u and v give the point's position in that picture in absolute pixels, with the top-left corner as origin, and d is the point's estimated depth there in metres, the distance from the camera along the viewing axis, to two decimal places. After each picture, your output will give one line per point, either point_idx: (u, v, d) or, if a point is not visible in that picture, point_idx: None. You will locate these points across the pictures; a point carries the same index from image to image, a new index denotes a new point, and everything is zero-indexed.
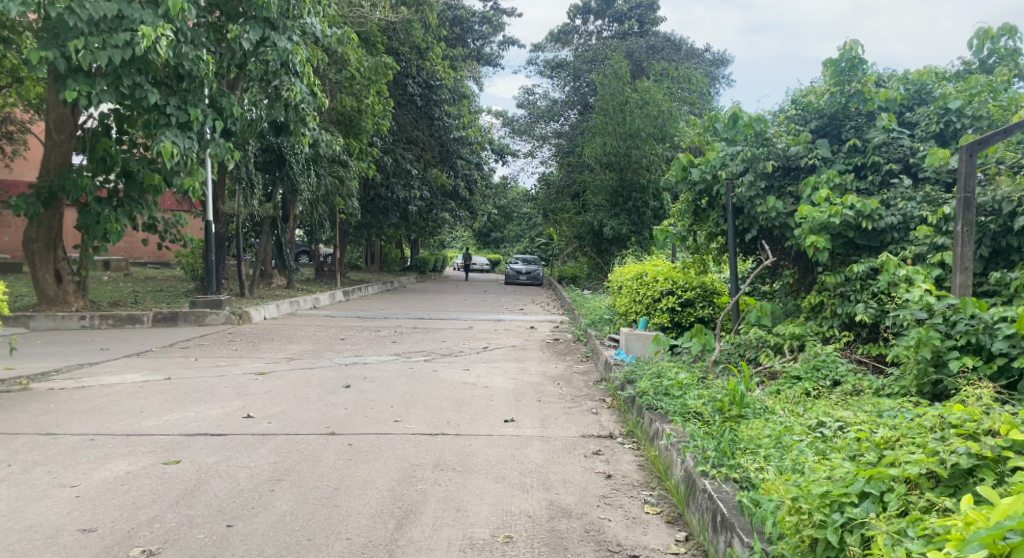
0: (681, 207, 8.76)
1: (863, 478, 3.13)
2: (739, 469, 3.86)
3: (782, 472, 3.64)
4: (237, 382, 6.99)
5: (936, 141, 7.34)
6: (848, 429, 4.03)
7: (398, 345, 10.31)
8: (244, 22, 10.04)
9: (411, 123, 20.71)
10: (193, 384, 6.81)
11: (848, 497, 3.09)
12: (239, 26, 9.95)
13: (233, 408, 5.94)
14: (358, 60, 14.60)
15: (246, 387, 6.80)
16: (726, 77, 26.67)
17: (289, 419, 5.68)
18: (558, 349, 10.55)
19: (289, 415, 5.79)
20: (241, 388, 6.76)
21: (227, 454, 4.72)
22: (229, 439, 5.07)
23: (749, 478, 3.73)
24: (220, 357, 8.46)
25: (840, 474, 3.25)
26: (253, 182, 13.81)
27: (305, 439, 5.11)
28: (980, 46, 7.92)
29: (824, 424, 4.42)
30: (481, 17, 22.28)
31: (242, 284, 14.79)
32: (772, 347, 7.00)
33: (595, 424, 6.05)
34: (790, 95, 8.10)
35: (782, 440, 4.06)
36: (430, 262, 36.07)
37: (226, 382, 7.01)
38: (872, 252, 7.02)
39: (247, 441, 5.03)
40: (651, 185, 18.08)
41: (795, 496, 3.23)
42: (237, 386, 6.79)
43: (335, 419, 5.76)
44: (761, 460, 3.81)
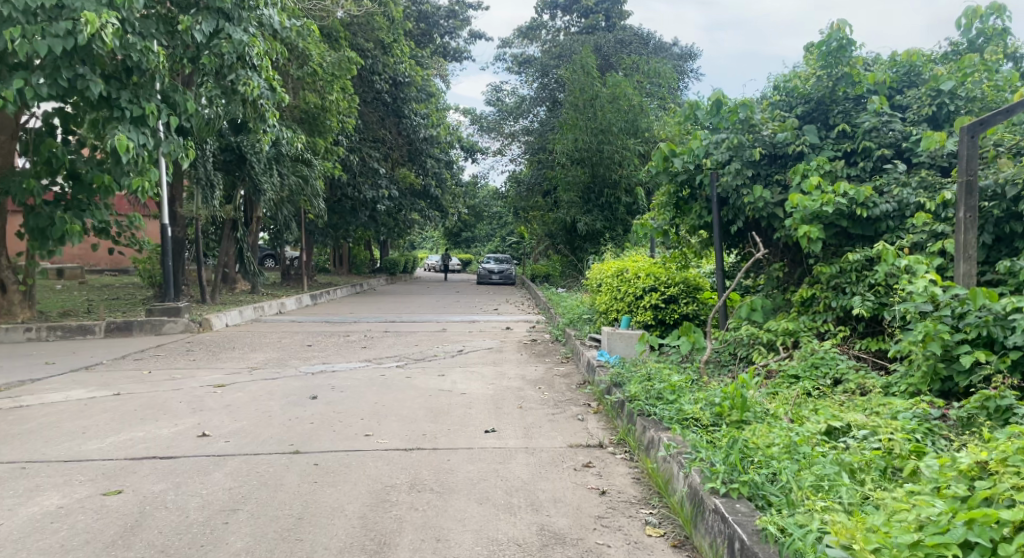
0: (661, 200, 8.35)
1: (962, 523, 2.70)
2: (766, 496, 3.44)
3: (831, 501, 3.21)
4: (193, 396, 6.46)
5: (929, 124, 7.01)
6: (884, 447, 3.64)
7: (369, 351, 9.81)
8: (196, 12, 9.52)
9: (377, 121, 20.15)
10: (145, 400, 6.27)
11: (948, 549, 2.65)
12: (190, 17, 9.41)
13: (186, 426, 5.42)
14: (320, 55, 13.99)
15: (202, 401, 6.26)
16: (694, 72, 26.41)
17: (248, 436, 5.17)
18: (536, 351, 10.12)
19: (249, 432, 5.28)
20: (197, 403, 6.22)
21: (175, 481, 4.20)
22: (179, 462, 4.55)
23: (772, 503, 3.35)
24: (176, 368, 7.90)
25: (925, 515, 2.81)
26: (214, 182, 13.21)
27: (265, 460, 4.60)
28: (969, 25, 7.62)
29: (848, 439, 4.03)
30: (447, 11, 21.72)
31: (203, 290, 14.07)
32: (764, 344, 6.62)
33: (582, 432, 5.63)
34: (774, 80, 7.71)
35: (806, 454, 3.67)
36: (401, 263, 35.48)
37: (181, 396, 6.47)
38: (866, 242, 6.69)
39: (199, 464, 4.51)
40: (623, 181, 17.70)
41: (875, 545, 2.78)
42: (191, 401, 6.25)
43: (301, 434, 5.26)
44: (793, 484, 3.38)
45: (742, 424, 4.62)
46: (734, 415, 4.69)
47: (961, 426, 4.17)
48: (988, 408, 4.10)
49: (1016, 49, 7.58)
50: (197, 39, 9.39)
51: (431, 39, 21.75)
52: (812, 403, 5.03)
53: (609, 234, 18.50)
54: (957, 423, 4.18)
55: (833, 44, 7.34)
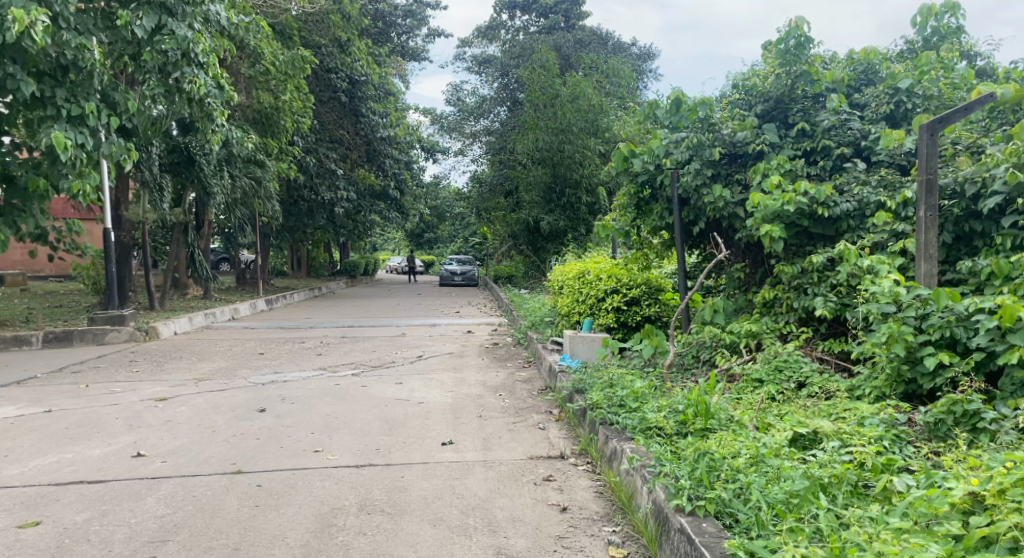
0: (622, 201, 8.20)
1: None
2: (736, 514, 3.33)
3: (811, 528, 3.08)
4: (132, 411, 6.14)
5: (887, 122, 6.95)
6: (856, 460, 3.54)
7: (324, 358, 9.52)
8: (137, 8, 9.17)
9: (335, 121, 19.79)
10: (79, 417, 5.93)
11: None
12: (130, 11, 9.10)
13: (121, 445, 5.12)
14: (272, 53, 13.75)
15: (141, 417, 5.95)
16: (654, 72, 26.45)
17: (188, 455, 4.90)
18: (497, 355, 9.93)
19: (189, 450, 5.00)
20: (135, 419, 5.91)
21: (102, 509, 3.93)
22: (109, 486, 4.27)
23: (746, 527, 3.22)
24: (117, 381, 7.54)
25: None
26: (163, 185, 12.86)
27: (204, 482, 4.34)
28: (924, 23, 7.59)
29: (819, 450, 3.93)
30: (404, 10, 21.42)
31: (151, 297, 13.65)
32: (727, 347, 6.52)
33: (544, 442, 5.46)
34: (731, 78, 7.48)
35: (779, 469, 3.52)
36: (361, 265, 35.03)
37: (119, 411, 6.15)
38: (827, 242, 6.61)
39: (131, 488, 4.24)
40: (584, 181, 17.59)
41: None
42: (129, 417, 5.93)
43: (246, 452, 5.00)
44: (765, 505, 3.25)
45: (707, 433, 4.49)
46: (698, 425, 4.56)
47: (929, 432, 4.08)
48: (955, 412, 4.02)
49: (970, 47, 7.61)
50: (139, 35, 9.06)
51: (388, 38, 21.42)
52: (777, 408, 4.93)
53: (572, 234, 18.42)
54: (924, 428, 4.10)
55: (791, 43, 7.18)
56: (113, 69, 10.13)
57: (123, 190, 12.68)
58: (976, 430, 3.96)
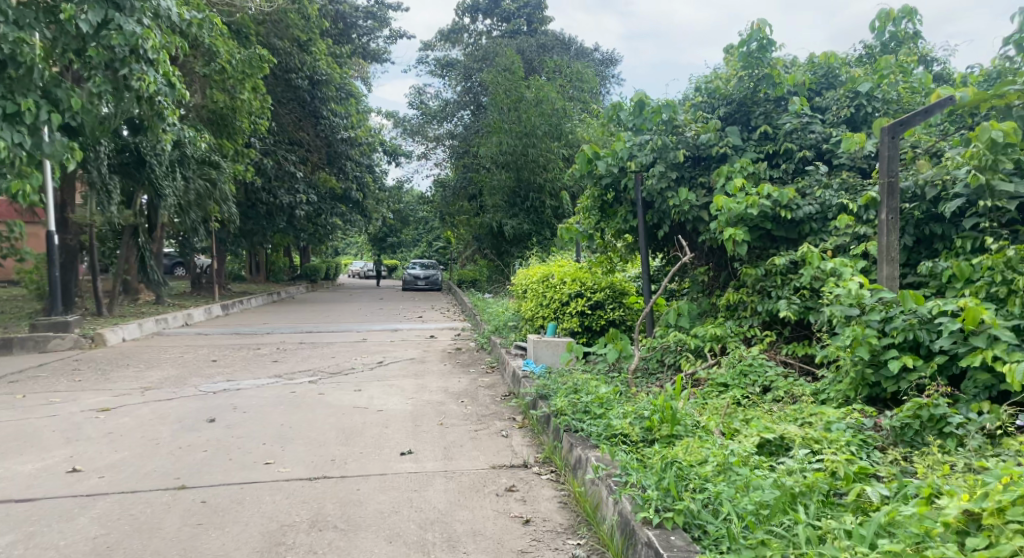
0: (586, 204, 8.12)
1: None
2: (707, 526, 3.28)
3: (785, 544, 3.03)
4: (70, 422, 5.90)
5: (847, 126, 6.96)
6: (827, 468, 3.50)
7: (280, 365, 9.28)
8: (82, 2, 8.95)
9: (294, 123, 19.48)
10: (13, 429, 5.67)
11: None
12: (74, 5, 8.89)
13: (55, 460, 4.89)
14: (229, 51, 13.34)
15: (80, 428, 5.72)
16: (616, 77, 26.54)
17: (127, 470, 4.70)
18: (459, 361, 9.76)
19: (129, 464, 4.80)
20: (73, 430, 5.67)
21: (28, 531, 3.77)
22: (39, 505, 4.09)
23: (717, 543, 3.17)
24: (57, 391, 7.25)
25: None
26: (112, 187, 12.56)
27: (144, 499, 4.16)
28: (882, 28, 7.60)
29: (787, 457, 3.89)
30: (365, 11, 21.22)
31: (98, 303, 13.30)
32: (692, 351, 6.46)
33: (507, 451, 5.34)
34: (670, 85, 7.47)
35: (751, 480, 3.46)
36: (322, 270, 34.57)
37: (56, 423, 5.90)
38: (790, 245, 6.57)
39: (63, 507, 4.06)
40: (548, 185, 17.55)
41: None
42: (67, 429, 5.70)
43: (192, 466, 4.81)
44: (735, 517, 3.20)
45: (673, 440, 4.44)
46: (664, 432, 4.50)
47: (896, 436, 4.05)
48: (921, 417, 3.99)
49: (926, 52, 7.64)
50: (84, 29, 8.89)
51: (349, 39, 21.15)
52: (742, 413, 4.88)
53: (536, 237, 18.35)
54: (890, 432, 4.07)
55: (753, 44, 7.26)
56: (59, 66, 9.90)
57: (69, 192, 12.35)
58: (942, 435, 3.95)
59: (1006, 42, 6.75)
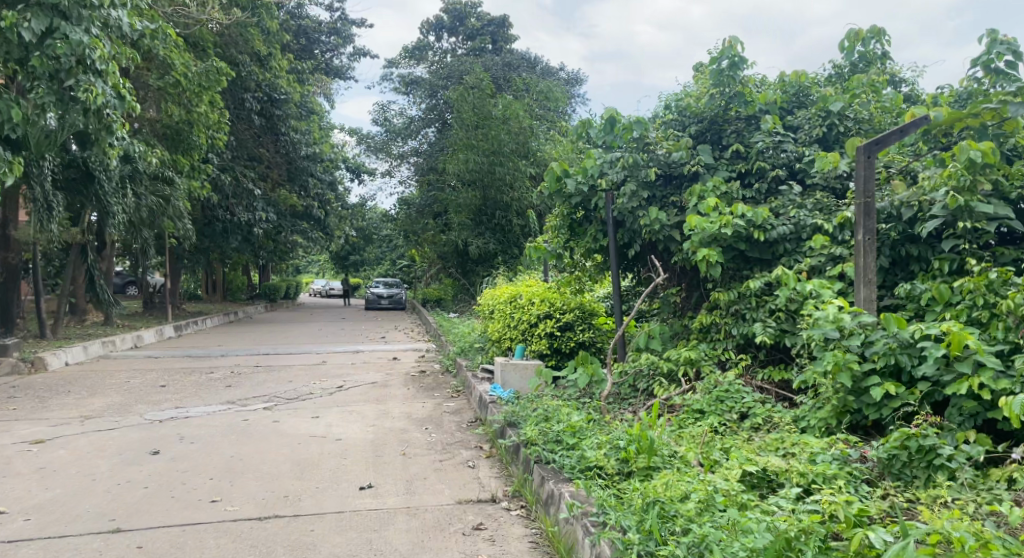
0: (555, 222, 7.93)
1: None
2: None
3: None
4: (1, 457, 6.03)
5: (820, 145, 6.81)
6: (824, 510, 3.35)
7: (233, 390, 8.88)
8: (25, 10, 8.80)
9: (253, 139, 19.08)
10: None
11: None
12: (17, 13, 8.70)
13: None
14: (184, 64, 13.04)
15: (11, 464, 5.85)
16: (581, 97, 26.60)
17: (55, 511, 4.90)
18: (423, 384, 9.44)
19: (57, 505, 4.99)
20: (4, 466, 5.81)
21: None
22: None
23: None
24: None
25: None
26: (54, 204, 12.02)
27: (75, 545, 4.34)
28: (851, 48, 7.37)
29: (776, 496, 3.70)
30: (328, 28, 21.02)
31: (42, 325, 12.80)
32: (665, 375, 6.25)
33: (473, 483, 5.22)
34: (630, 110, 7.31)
35: (740, 523, 3.30)
36: (283, 288, 33.98)
37: None
38: (764, 266, 6.39)
39: None
40: (514, 204, 17.39)
41: None
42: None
43: (134, 512, 4.84)
44: None
45: (651, 472, 4.26)
46: (642, 464, 4.31)
47: (883, 468, 3.90)
48: (909, 448, 3.84)
49: (895, 73, 7.47)
50: (26, 38, 8.71)
51: (312, 55, 20.86)
52: (721, 442, 4.71)
53: (502, 256, 18.14)
54: (877, 464, 3.91)
55: (725, 62, 7.16)
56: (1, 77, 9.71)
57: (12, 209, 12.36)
58: (932, 467, 3.79)
59: (974, 63, 6.67)
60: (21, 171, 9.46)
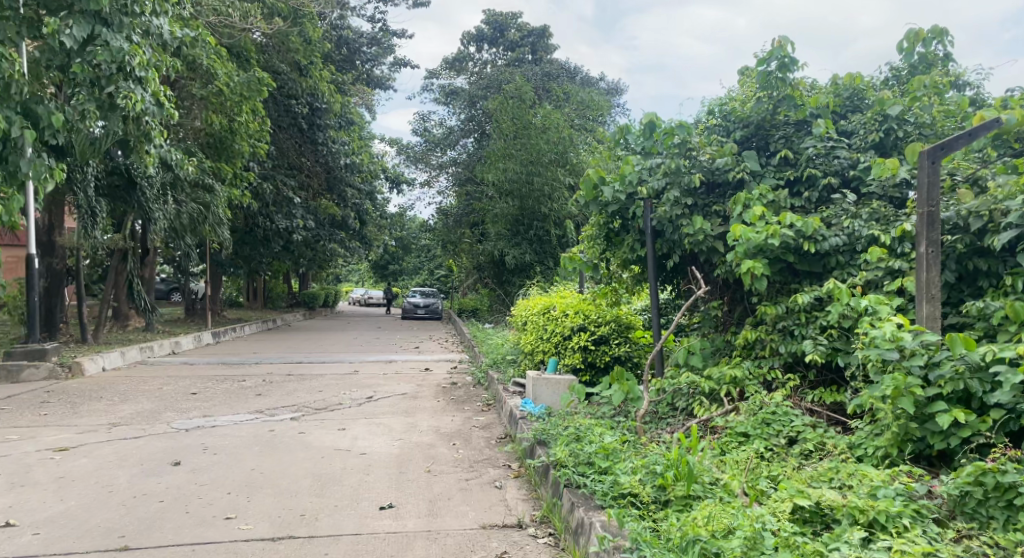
0: (591, 232, 7.63)
1: None
2: None
3: None
4: (22, 465, 5.87)
5: (875, 151, 6.38)
6: None
7: (263, 399, 8.68)
8: (68, 17, 8.72)
9: (294, 148, 19.05)
10: None
11: None
12: (59, 20, 8.67)
13: None
14: (227, 73, 13.23)
15: (31, 473, 5.69)
16: (621, 107, 26.23)
17: (64, 525, 4.69)
18: (454, 397, 9.14)
19: (68, 518, 4.78)
20: (23, 475, 5.65)
21: None
22: None
23: None
24: (17, 428, 7.12)
25: None
26: (97, 210, 12.05)
27: None
28: (911, 49, 6.89)
29: (836, 537, 3.35)
30: (369, 38, 20.96)
31: (84, 330, 12.81)
32: (706, 394, 5.85)
33: (499, 505, 4.90)
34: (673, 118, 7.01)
35: None
36: (322, 296, 34.10)
37: (10, 465, 5.89)
38: (814, 280, 5.99)
39: None
40: (553, 214, 17.08)
41: None
42: (18, 473, 5.68)
43: (146, 528, 4.60)
44: None
45: (691, 502, 3.93)
46: (681, 492, 3.98)
47: (954, 507, 3.52)
48: (985, 485, 3.45)
49: (959, 75, 6.97)
50: (67, 45, 8.62)
51: (353, 66, 20.83)
52: (769, 470, 4.33)
53: (539, 267, 17.82)
54: (947, 501, 3.55)
55: (774, 63, 6.74)
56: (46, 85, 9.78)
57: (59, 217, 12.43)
58: (1012, 508, 3.40)
59: None
60: (63, 178, 9.46)
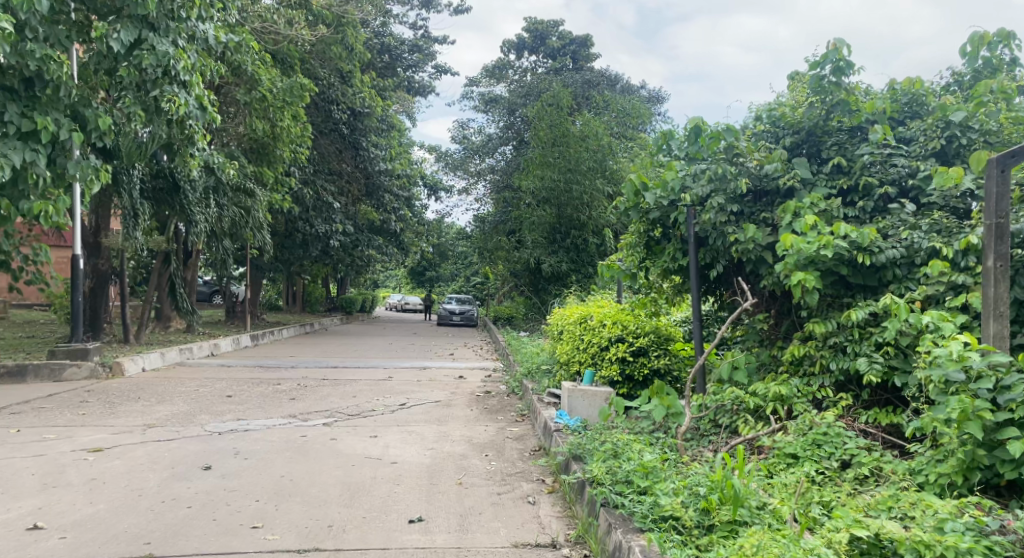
0: (631, 239, 7.41)
1: None
2: None
3: None
4: (56, 466, 5.82)
5: (936, 160, 6.03)
6: None
7: (296, 403, 8.58)
8: (117, 21, 8.77)
9: (334, 153, 19.09)
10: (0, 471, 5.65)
11: None
12: (108, 24, 8.71)
13: (25, 513, 4.83)
14: (270, 80, 13.29)
15: (64, 473, 5.63)
16: (662, 116, 25.88)
17: (92, 529, 4.59)
18: (487, 407, 8.93)
19: (97, 522, 4.68)
20: (57, 475, 5.59)
21: None
22: None
23: None
24: (55, 427, 7.11)
25: None
26: (140, 212, 12.12)
27: None
28: (975, 53, 6.51)
29: None
30: (412, 46, 20.87)
31: (127, 331, 12.89)
32: (751, 412, 5.57)
33: (533, 522, 4.69)
34: (721, 123, 6.74)
35: None
36: (359, 302, 34.27)
37: (44, 465, 5.84)
38: (868, 293, 5.68)
39: None
40: (591, 223, 16.82)
41: None
42: (52, 473, 5.63)
43: (173, 535, 4.48)
44: None
45: (737, 528, 3.68)
46: (726, 518, 3.73)
47: None
48: None
49: None
50: (115, 48, 8.62)
51: (394, 73, 20.83)
52: (821, 495, 4.05)
53: (575, 275, 17.55)
54: None
55: (827, 67, 6.44)
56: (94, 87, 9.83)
57: (105, 219, 12.53)
58: None
59: None
60: (109, 180, 9.43)
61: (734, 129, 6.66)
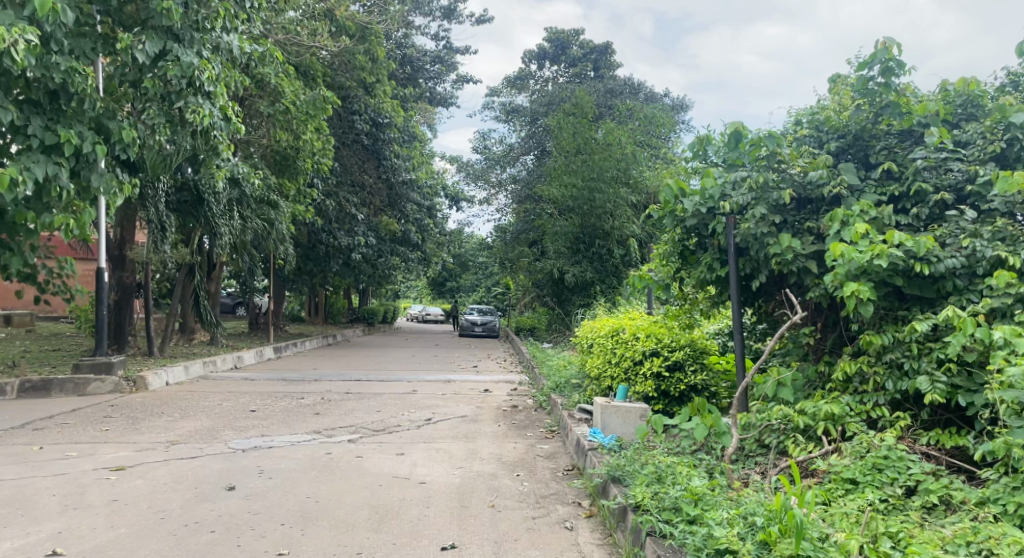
0: (665, 249, 7.12)
1: None
2: None
3: None
4: (76, 487, 5.61)
5: (996, 164, 5.73)
6: None
7: (321, 419, 8.36)
8: (142, 32, 8.64)
9: (357, 164, 18.95)
10: (19, 493, 5.44)
11: None
12: (132, 35, 8.55)
13: (43, 538, 4.61)
14: (294, 91, 13.14)
15: (85, 494, 5.42)
16: (686, 124, 25.54)
17: (112, 555, 4.36)
18: (515, 422, 8.64)
19: (117, 547, 4.46)
20: (78, 496, 5.39)
21: None
22: None
23: None
24: (78, 445, 6.92)
25: None
26: (166, 224, 12.03)
27: None
28: None
29: None
30: (433, 57, 20.85)
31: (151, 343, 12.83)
32: (801, 432, 5.23)
33: (572, 551, 4.41)
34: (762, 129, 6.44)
35: None
36: (381, 313, 34.14)
37: (64, 486, 5.63)
38: (925, 306, 5.37)
39: None
40: (615, 232, 16.51)
41: None
42: (75, 494, 5.43)
43: None
44: None
45: None
46: (787, 550, 3.40)
47: None
48: None
49: None
50: (140, 60, 8.49)
51: (416, 84, 20.68)
52: (887, 526, 3.73)
53: (600, 285, 17.24)
54: None
55: (876, 67, 6.14)
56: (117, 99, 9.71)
57: (130, 232, 12.48)
58: None
59: None
60: (133, 194, 9.29)
61: (777, 136, 6.36)
